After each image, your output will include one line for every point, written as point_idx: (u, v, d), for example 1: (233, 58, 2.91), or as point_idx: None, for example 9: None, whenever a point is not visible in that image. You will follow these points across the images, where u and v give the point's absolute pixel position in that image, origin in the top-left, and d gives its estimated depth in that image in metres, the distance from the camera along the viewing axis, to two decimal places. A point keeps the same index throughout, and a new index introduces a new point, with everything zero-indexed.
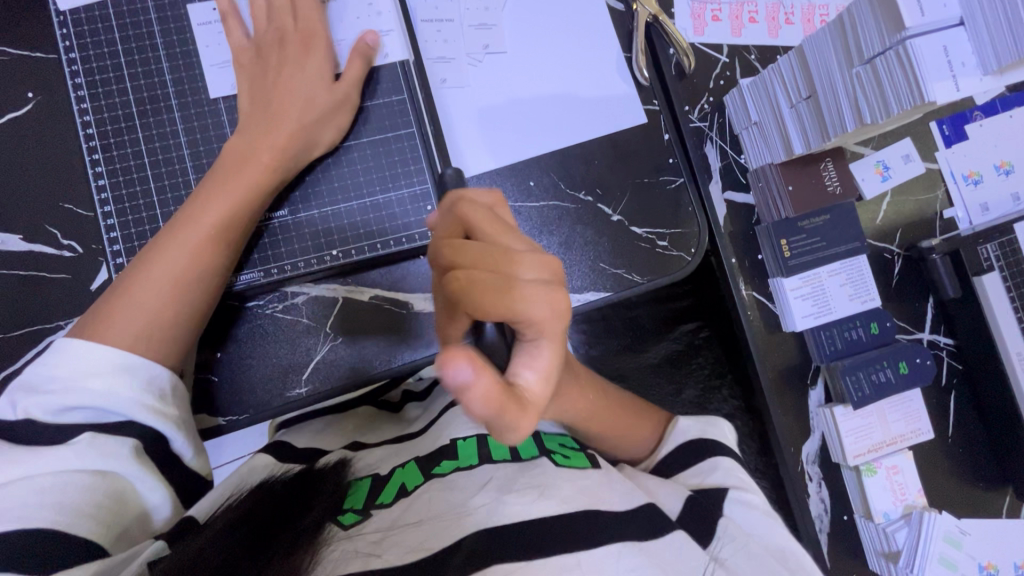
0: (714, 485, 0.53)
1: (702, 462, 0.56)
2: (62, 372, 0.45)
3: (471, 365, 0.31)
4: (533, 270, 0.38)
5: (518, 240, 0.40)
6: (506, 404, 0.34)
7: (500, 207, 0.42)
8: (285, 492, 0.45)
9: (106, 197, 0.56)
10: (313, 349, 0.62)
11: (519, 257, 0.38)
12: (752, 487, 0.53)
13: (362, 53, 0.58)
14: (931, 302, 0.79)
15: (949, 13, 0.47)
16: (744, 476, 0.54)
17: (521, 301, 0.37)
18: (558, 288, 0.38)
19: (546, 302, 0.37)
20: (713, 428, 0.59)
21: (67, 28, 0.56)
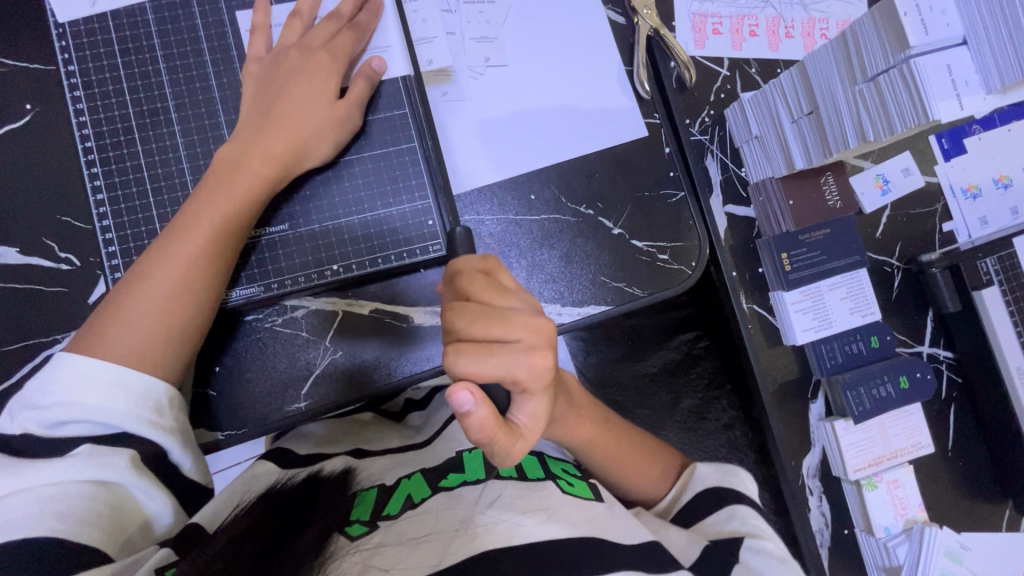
0: (730, 533, 0.51)
1: (719, 510, 0.54)
2: (57, 388, 0.45)
3: (473, 395, 0.38)
4: (523, 331, 0.41)
5: (525, 300, 0.44)
6: (498, 433, 0.40)
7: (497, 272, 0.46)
8: (292, 506, 0.45)
9: (105, 210, 0.56)
10: (313, 363, 0.61)
11: (518, 314, 0.42)
12: (769, 536, 0.51)
13: (366, 77, 0.58)
14: (931, 315, 0.79)
15: (953, 32, 0.48)
16: (762, 524, 0.52)
17: (503, 354, 0.41)
18: (543, 352, 0.42)
19: (526, 363, 0.41)
20: (733, 477, 0.56)
21: (66, 40, 0.56)
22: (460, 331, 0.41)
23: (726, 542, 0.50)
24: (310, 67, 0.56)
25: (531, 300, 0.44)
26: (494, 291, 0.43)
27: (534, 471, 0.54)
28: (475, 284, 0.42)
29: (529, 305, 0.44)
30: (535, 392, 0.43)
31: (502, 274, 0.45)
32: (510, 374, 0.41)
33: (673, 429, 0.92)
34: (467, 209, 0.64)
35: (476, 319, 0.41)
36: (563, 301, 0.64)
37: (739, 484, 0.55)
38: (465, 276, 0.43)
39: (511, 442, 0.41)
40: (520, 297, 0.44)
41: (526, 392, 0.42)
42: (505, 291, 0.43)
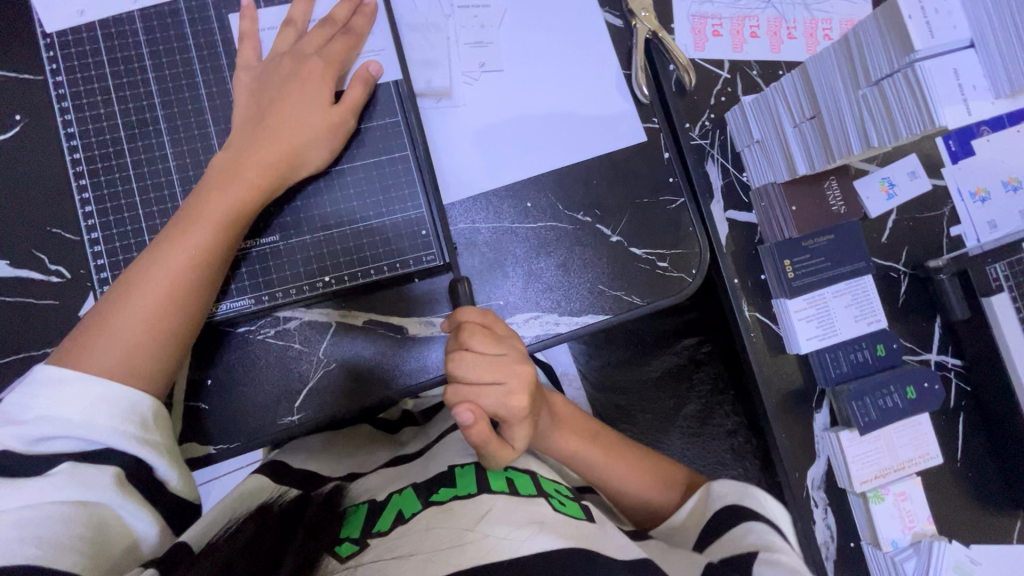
0: (747, 548, 0.46)
1: (734, 526, 0.49)
2: (38, 402, 0.44)
3: (473, 414, 0.43)
4: (507, 377, 0.45)
5: (515, 347, 0.48)
6: (492, 441, 0.45)
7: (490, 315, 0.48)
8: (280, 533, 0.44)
9: (93, 221, 0.55)
10: (306, 376, 0.60)
11: (503, 363, 0.46)
12: (788, 552, 0.46)
13: (363, 81, 0.57)
14: (938, 322, 0.77)
15: (960, 34, 0.46)
16: (780, 541, 0.47)
17: (489, 392, 0.45)
18: (522, 395, 0.46)
19: (506, 403, 0.45)
20: (752, 495, 0.51)
21: (53, 50, 0.55)
22: (454, 374, 0.46)
23: (740, 559, 0.46)
24: (305, 76, 0.55)
25: (520, 348, 0.48)
26: (486, 339, 0.46)
27: (527, 487, 0.52)
28: (470, 337, 0.46)
29: (519, 354, 0.48)
30: (517, 424, 0.46)
31: (499, 327, 0.48)
32: (493, 412, 0.45)
33: (677, 434, 0.91)
34: (462, 217, 0.63)
35: (467, 365, 0.45)
36: (560, 310, 0.63)
37: (764, 504, 0.50)
38: (461, 330, 0.46)
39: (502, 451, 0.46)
40: (509, 345, 0.47)
41: (507, 422, 0.46)
42: (497, 340, 0.47)
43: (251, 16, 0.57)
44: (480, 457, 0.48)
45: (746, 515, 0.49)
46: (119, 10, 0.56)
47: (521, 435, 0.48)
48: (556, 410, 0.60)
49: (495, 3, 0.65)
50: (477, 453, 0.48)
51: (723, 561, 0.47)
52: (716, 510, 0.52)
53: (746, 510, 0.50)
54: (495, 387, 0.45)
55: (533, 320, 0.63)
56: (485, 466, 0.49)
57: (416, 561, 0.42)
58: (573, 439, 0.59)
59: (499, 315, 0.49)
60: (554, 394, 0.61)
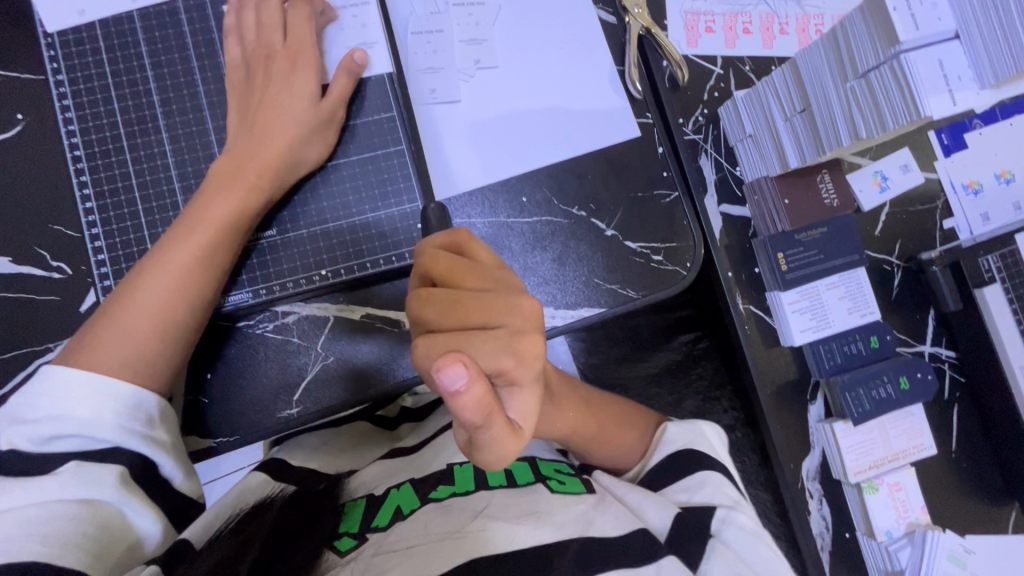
0: (699, 502, 0.52)
1: (688, 474, 0.54)
2: (46, 401, 0.45)
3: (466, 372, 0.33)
4: (506, 316, 0.38)
5: (503, 282, 0.41)
6: (494, 416, 0.35)
7: (473, 241, 0.42)
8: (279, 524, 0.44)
9: (94, 218, 0.56)
10: (304, 369, 0.61)
11: (498, 298, 0.39)
12: (739, 503, 0.52)
13: (349, 70, 0.57)
14: (932, 313, 0.78)
15: (944, 26, 0.47)
16: (735, 494, 0.52)
17: (486, 341, 0.36)
18: (530, 337, 0.38)
19: (513, 350, 0.37)
20: (702, 439, 0.57)
21: (54, 50, 0.56)
22: (436, 321, 0.38)
23: (699, 509, 0.51)
24: (300, 70, 0.56)
25: (511, 280, 0.41)
26: (470, 275, 0.40)
27: (523, 476, 0.53)
28: (444, 269, 0.40)
29: (508, 285, 0.41)
30: (524, 384, 0.38)
31: (475, 249, 0.42)
32: (496, 364, 0.37)
33: None
34: (458, 211, 0.64)
35: (453, 306, 0.39)
36: (556, 303, 0.64)
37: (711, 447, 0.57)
38: (431, 259, 0.41)
39: (505, 433, 0.36)
40: (496, 278, 0.41)
41: (513, 383, 0.38)
42: (478, 272, 0.41)
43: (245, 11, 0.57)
44: (473, 446, 0.38)
45: (699, 462, 0.55)
46: (119, 10, 0.57)
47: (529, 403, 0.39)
48: (552, 382, 0.55)
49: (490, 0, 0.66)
50: (471, 441, 0.37)
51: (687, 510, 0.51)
52: (667, 455, 0.57)
53: (697, 456, 0.56)
54: (485, 330, 0.37)
55: None
56: (484, 463, 0.39)
57: (413, 550, 0.42)
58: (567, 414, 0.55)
59: (473, 234, 0.43)
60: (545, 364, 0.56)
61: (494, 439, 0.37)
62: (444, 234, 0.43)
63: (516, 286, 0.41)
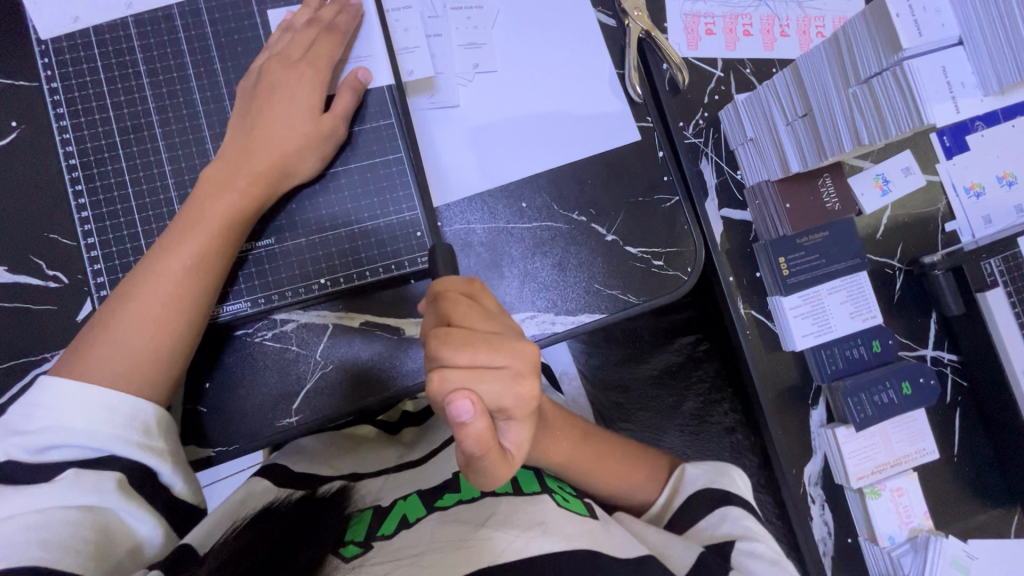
0: (723, 536, 0.50)
1: (710, 513, 0.53)
2: (42, 412, 0.44)
3: (472, 408, 0.38)
4: (511, 358, 0.41)
5: (507, 326, 0.44)
6: (492, 450, 0.40)
7: (484, 290, 0.45)
8: (289, 524, 0.44)
9: (90, 227, 0.55)
10: (303, 378, 0.60)
11: (505, 340, 0.41)
12: (762, 537, 0.51)
13: (352, 88, 0.57)
14: (934, 317, 0.77)
15: (948, 32, 0.47)
16: (754, 525, 0.51)
17: (491, 381, 0.40)
18: (530, 379, 0.41)
19: (514, 391, 0.40)
20: (724, 476, 0.56)
21: (48, 57, 0.56)
22: (446, 360, 0.40)
23: (722, 547, 0.49)
24: (296, 80, 0.55)
25: (514, 326, 0.44)
26: (479, 317, 0.42)
27: (529, 485, 0.53)
28: (457, 309, 0.42)
29: (513, 330, 0.44)
30: (521, 420, 0.42)
31: (485, 297, 0.45)
32: (498, 402, 0.40)
33: (676, 433, 0.89)
34: (457, 218, 0.63)
35: (465, 344, 0.40)
36: (557, 309, 0.63)
37: (735, 482, 0.55)
38: (446, 300, 0.43)
39: (499, 462, 0.41)
40: (502, 322, 0.44)
41: (511, 418, 0.42)
42: (488, 315, 0.43)
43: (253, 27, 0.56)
44: (469, 470, 0.42)
45: (722, 499, 0.53)
46: (114, 16, 0.56)
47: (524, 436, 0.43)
48: (545, 413, 0.56)
49: (489, 4, 0.65)
50: (468, 465, 0.42)
51: (711, 548, 0.50)
52: (689, 494, 0.55)
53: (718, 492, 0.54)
54: (491, 371, 0.40)
55: (529, 320, 0.63)
56: (477, 484, 0.43)
57: (414, 560, 0.42)
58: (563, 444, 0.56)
59: (484, 285, 0.46)
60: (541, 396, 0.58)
61: (490, 467, 0.41)
62: (462, 280, 0.45)
63: (518, 331, 0.44)
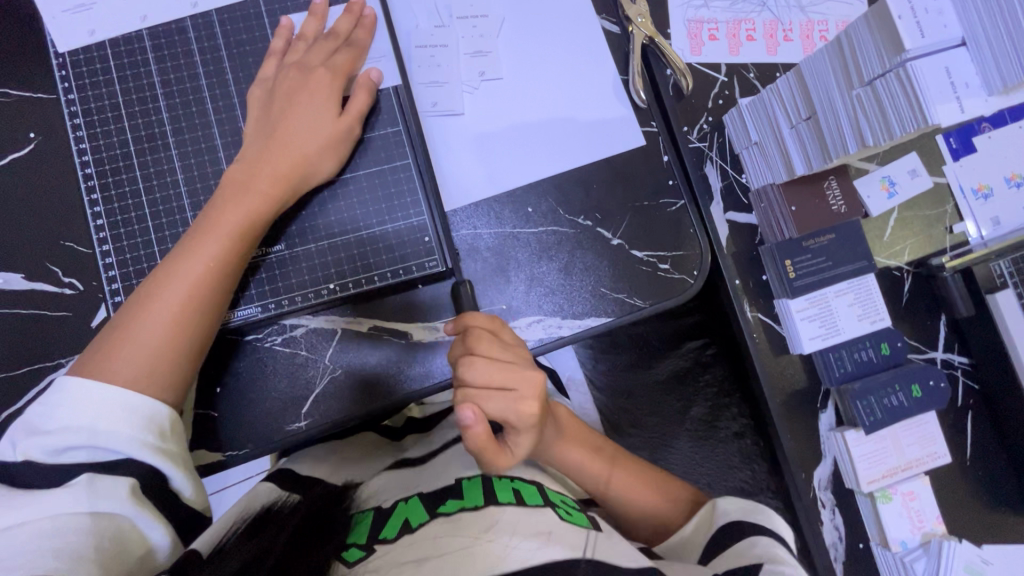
0: (752, 561, 0.49)
1: (739, 541, 0.51)
2: (63, 411, 0.45)
3: (475, 414, 0.46)
4: (519, 383, 0.47)
5: (521, 356, 0.50)
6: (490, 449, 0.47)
7: (502, 326, 0.51)
8: (293, 531, 0.44)
9: (105, 234, 0.57)
10: (313, 382, 0.61)
11: (515, 368, 0.47)
12: (792, 564, 0.48)
13: (366, 89, 0.58)
14: (943, 320, 0.77)
15: (950, 33, 0.47)
16: (785, 554, 0.49)
17: (501, 399, 0.46)
18: (533, 401, 0.48)
19: (516, 409, 0.47)
20: (759, 512, 0.53)
21: (66, 69, 0.57)
22: (465, 377, 0.47)
23: (748, 572, 0.48)
24: (310, 88, 0.56)
25: (528, 357, 0.51)
26: (498, 347, 0.48)
27: (533, 497, 0.52)
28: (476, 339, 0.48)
29: (525, 359, 0.50)
30: (524, 432, 0.49)
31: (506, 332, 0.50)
32: (505, 417, 0.47)
33: (684, 437, 0.90)
34: (464, 223, 0.64)
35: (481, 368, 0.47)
36: (563, 314, 0.64)
37: (770, 519, 0.53)
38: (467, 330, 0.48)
39: (499, 458, 0.48)
40: (517, 351, 0.49)
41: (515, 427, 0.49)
42: (507, 348, 0.48)
43: (285, 36, 0.59)
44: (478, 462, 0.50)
45: (750, 530, 0.52)
46: (129, 29, 0.58)
47: (524, 443, 0.50)
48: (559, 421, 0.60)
49: (493, 13, 0.66)
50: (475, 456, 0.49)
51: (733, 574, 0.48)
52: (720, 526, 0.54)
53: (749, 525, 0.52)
54: (502, 391, 0.47)
55: (536, 323, 0.63)
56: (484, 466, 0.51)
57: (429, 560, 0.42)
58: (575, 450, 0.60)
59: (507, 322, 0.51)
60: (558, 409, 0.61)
61: (488, 462, 0.49)
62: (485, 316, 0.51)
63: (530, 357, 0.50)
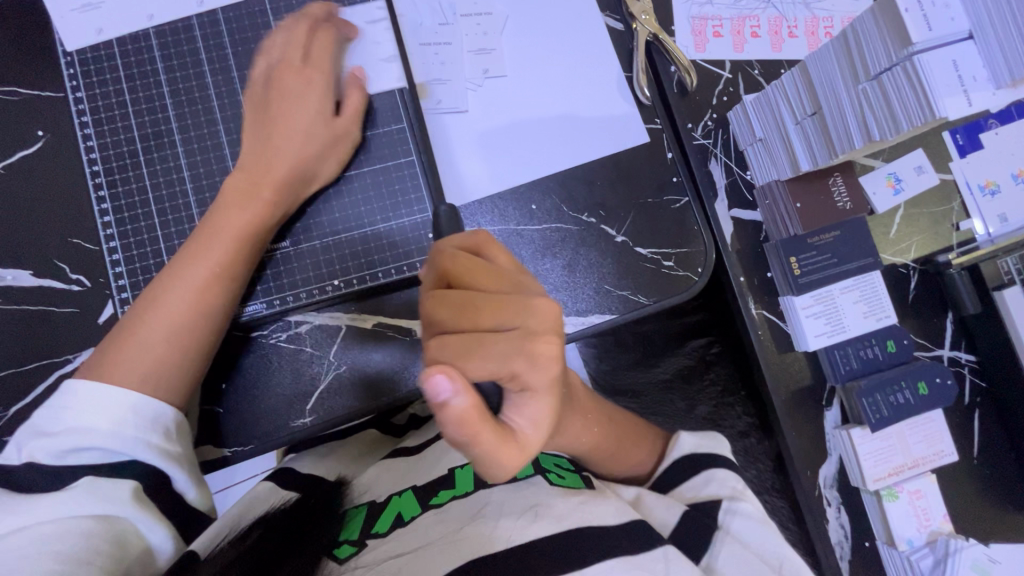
0: (708, 497, 0.51)
1: (695, 476, 0.54)
2: (68, 414, 0.46)
3: (450, 385, 0.37)
4: (519, 317, 0.41)
5: (518, 284, 0.43)
6: (486, 435, 0.38)
7: (495, 243, 0.44)
8: (291, 531, 0.44)
9: (111, 231, 0.57)
10: (318, 378, 0.61)
11: (512, 300, 0.41)
12: (748, 497, 0.51)
13: (358, 87, 0.59)
14: (950, 317, 0.76)
15: (958, 26, 0.47)
16: (739, 485, 0.52)
17: (497, 345, 0.40)
18: (544, 337, 0.41)
19: (523, 352, 0.40)
20: (713, 442, 0.57)
21: (74, 67, 0.58)
22: (446, 324, 0.41)
23: (704, 505, 0.50)
24: (314, 89, 0.57)
25: (527, 283, 0.44)
26: (486, 276, 0.42)
27: (523, 472, 0.52)
28: (460, 266, 0.42)
29: (526, 289, 0.44)
30: (536, 390, 0.41)
31: (493, 251, 0.44)
32: (507, 366, 0.40)
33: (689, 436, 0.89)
34: (467, 219, 0.64)
35: (466, 308, 0.41)
36: (567, 310, 0.64)
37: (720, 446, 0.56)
38: (448, 257, 0.43)
39: (504, 446, 0.39)
40: (514, 281, 0.43)
41: (526, 387, 0.41)
42: (496, 274, 0.43)
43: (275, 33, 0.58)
44: (481, 465, 0.40)
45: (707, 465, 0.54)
46: (136, 27, 0.58)
47: (538, 411, 0.42)
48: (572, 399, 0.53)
49: (497, 10, 0.67)
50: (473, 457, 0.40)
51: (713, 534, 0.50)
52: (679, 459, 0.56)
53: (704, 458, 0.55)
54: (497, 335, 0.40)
55: None
56: (487, 475, 0.41)
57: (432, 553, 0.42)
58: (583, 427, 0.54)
59: (491, 236, 0.45)
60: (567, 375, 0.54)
61: (494, 451, 0.39)
62: (464, 235, 0.45)
63: (532, 288, 0.44)
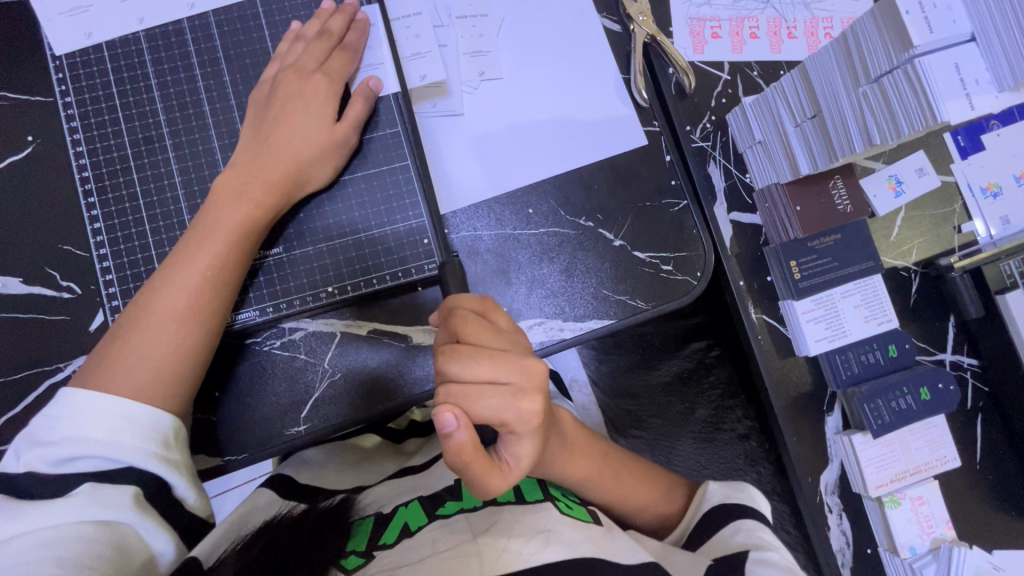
0: (738, 546, 0.50)
1: (725, 525, 0.53)
2: (64, 423, 0.45)
3: (456, 419, 0.39)
4: (516, 375, 0.41)
5: (515, 344, 0.44)
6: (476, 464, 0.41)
7: (496, 308, 0.45)
8: (296, 535, 0.43)
9: (102, 238, 0.56)
10: (313, 386, 0.60)
11: (511, 357, 0.41)
12: (776, 548, 0.50)
13: (363, 96, 0.57)
14: (952, 321, 0.76)
15: (960, 28, 0.46)
16: (768, 536, 0.51)
17: (494, 397, 0.41)
18: (533, 396, 0.42)
19: (515, 407, 0.41)
20: (742, 492, 0.56)
21: (63, 72, 0.57)
22: (451, 375, 0.41)
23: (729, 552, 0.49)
24: (307, 93, 0.56)
25: (522, 344, 0.45)
26: (486, 333, 0.43)
27: (533, 494, 0.52)
28: (466, 325, 0.42)
29: (520, 349, 0.45)
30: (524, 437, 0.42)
31: (496, 315, 0.45)
32: (500, 417, 0.41)
33: (688, 440, 0.89)
34: (463, 224, 0.63)
35: (469, 360, 0.41)
36: (564, 316, 0.63)
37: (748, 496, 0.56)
38: (456, 316, 0.42)
39: (491, 475, 0.42)
40: (512, 340, 0.44)
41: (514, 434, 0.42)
42: (496, 333, 0.43)
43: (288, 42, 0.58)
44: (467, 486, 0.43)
45: (737, 513, 0.53)
46: (126, 30, 0.58)
47: (524, 454, 0.44)
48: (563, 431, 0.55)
49: (493, 12, 0.66)
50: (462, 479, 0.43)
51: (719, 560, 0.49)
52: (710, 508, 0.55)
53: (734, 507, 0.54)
54: (495, 387, 0.41)
55: (537, 326, 0.62)
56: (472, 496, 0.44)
57: (434, 565, 0.41)
58: (580, 461, 0.55)
59: (496, 302, 0.46)
60: (558, 411, 0.56)
61: (481, 479, 0.42)
62: (473, 296, 0.45)
63: (524, 350, 0.45)
